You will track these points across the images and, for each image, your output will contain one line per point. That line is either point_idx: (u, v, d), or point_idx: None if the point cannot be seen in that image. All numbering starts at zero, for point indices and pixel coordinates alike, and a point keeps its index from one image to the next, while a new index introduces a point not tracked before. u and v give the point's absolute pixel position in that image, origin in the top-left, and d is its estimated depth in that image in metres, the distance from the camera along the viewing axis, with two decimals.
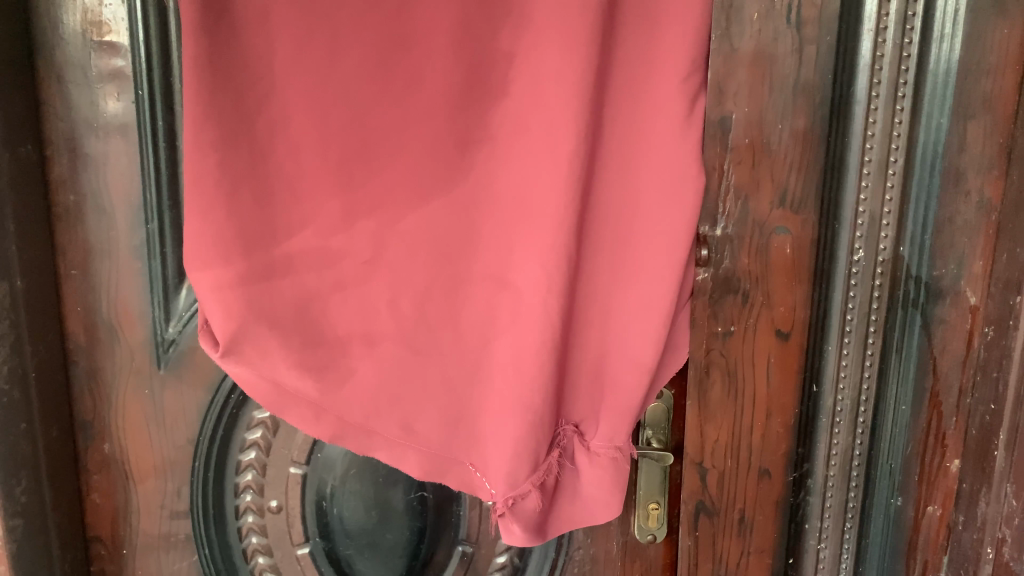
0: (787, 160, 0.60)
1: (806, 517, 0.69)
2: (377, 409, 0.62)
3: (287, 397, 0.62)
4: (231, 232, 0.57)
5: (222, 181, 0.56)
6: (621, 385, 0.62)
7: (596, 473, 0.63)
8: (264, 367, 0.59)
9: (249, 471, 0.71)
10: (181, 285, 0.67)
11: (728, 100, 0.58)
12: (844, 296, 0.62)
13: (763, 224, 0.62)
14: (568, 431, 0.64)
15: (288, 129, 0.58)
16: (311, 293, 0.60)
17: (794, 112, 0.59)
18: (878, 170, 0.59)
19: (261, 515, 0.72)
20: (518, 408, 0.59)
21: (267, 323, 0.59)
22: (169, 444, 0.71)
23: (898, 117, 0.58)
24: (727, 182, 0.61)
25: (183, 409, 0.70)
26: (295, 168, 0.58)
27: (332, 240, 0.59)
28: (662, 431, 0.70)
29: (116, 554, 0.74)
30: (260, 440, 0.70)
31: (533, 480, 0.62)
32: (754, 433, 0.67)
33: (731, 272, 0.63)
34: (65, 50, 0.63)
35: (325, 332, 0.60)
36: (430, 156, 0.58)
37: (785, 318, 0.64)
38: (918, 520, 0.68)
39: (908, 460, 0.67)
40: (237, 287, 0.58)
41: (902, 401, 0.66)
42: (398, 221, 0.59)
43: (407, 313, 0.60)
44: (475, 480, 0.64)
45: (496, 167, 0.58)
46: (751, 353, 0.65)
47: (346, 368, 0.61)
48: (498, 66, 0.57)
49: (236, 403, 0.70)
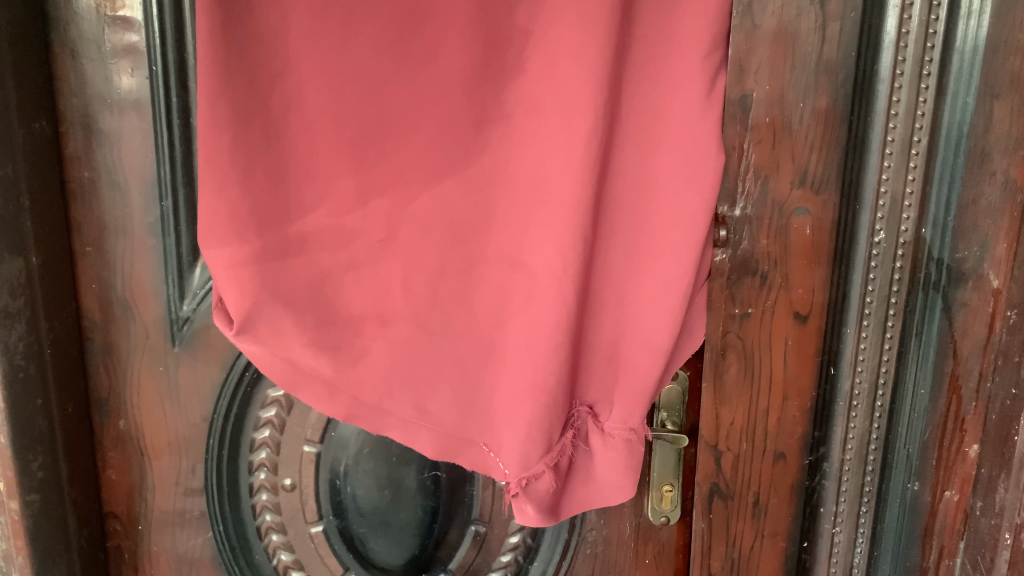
0: (807, 140, 0.60)
1: (821, 501, 0.68)
2: (391, 389, 0.61)
3: (302, 376, 0.62)
4: (245, 209, 0.57)
5: (236, 159, 0.56)
6: (636, 366, 0.61)
7: (610, 455, 0.63)
8: (278, 346, 0.59)
9: (263, 450, 0.71)
10: (195, 263, 0.67)
11: (749, 79, 0.57)
12: (864, 279, 0.61)
13: (782, 206, 0.61)
14: (582, 413, 0.63)
15: (303, 107, 0.57)
16: (325, 272, 0.59)
17: (815, 90, 0.58)
18: (901, 150, 0.58)
19: (274, 493, 0.72)
20: (533, 388, 0.59)
21: (281, 302, 0.58)
22: (183, 421, 0.71)
23: (923, 96, 0.57)
24: (746, 163, 0.60)
25: (197, 387, 0.70)
26: (310, 145, 0.58)
27: (347, 219, 0.59)
28: (676, 413, 0.69)
29: (132, 530, 0.74)
30: (274, 418, 0.71)
31: (546, 461, 0.61)
32: (770, 417, 0.66)
33: (749, 253, 0.62)
34: (79, 26, 0.63)
35: (339, 310, 0.60)
36: (446, 134, 0.57)
37: (803, 300, 0.63)
38: (934, 505, 0.67)
39: (926, 445, 0.66)
40: (252, 265, 0.57)
41: (921, 385, 0.65)
42: (414, 199, 0.59)
43: (421, 293, 0.60)
44: (489, 461, 0.64)
45: (512, 145, 0.58)
46: (768, 336, 0.64)
47: (359, 347, 0.61)
48: (516, 43, 0.56)
49: (250, 381, 0.70)
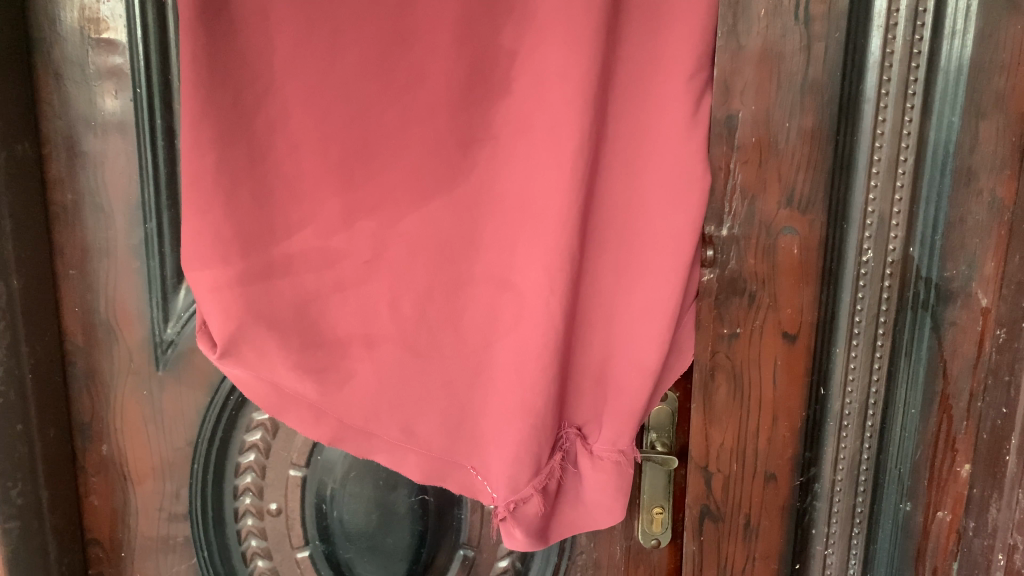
0: (793, 160, 0.59)
1: (813, 523, 0.68)
2: (377, 411, 0.61)
3: (287, 401, 0.61)
4: (229, 231, 0.56)
5: (221, 181, 0.55)
6: (625, 388, 0.61)
7: (600, 477, 0.62)
8: (263, 369, 0.59)
9: (248, 474, 0.70)
10: (179, 286, 0.66)
11: (735, 98, 0.57)
12: (852, 298, 0.61)
13: (769, 226, 0.61)
14: (570, 435, 0.63)
15: (288, 128, 0.57)
16: (312, 294, 0.59)
17: (802, 110, 0.58)
18: (887, 170, 0.58)
19: (260, 518, 0.71)
20: (521, 411, 0.58)
21: (266, 324, 0.58)
22: (167, 445, 0.70)
23: (909, 116, 0.57)
24: (733, 183, 0.59)
25: (181, 410, 0.69)
26: (296, 166, 0.57)
27: (332, 241, 0.58)
28: (667, 434, 0.69)
29: (114, 557, 0.73)
30: (259, 441, 0.69)
31: (534, 484, 0.61)
32: (760, 437, 0.65)
33: (736, 273, 0.62)
34: (63, 47, 0.63)
35: (325, 333, 0.60)
36: (432, 155, 0.57)
37: (792, 320, 0.63)
38: (927, 527, 0.67)
39: (918, 465, 0.66)
40: (237, 287, 0.57)
41: (911, 405, 0.64)
42: (400, 220, 0.58)
43: (408, 314, 0.59)
44: (477, 484, 0.63)
45: (499, 167, 0.58)
46: (757, 356, 0.63)
47: (345, 370, 0.60)
48: (502, 64, 0.56)
49: (235, 404, 0.69)
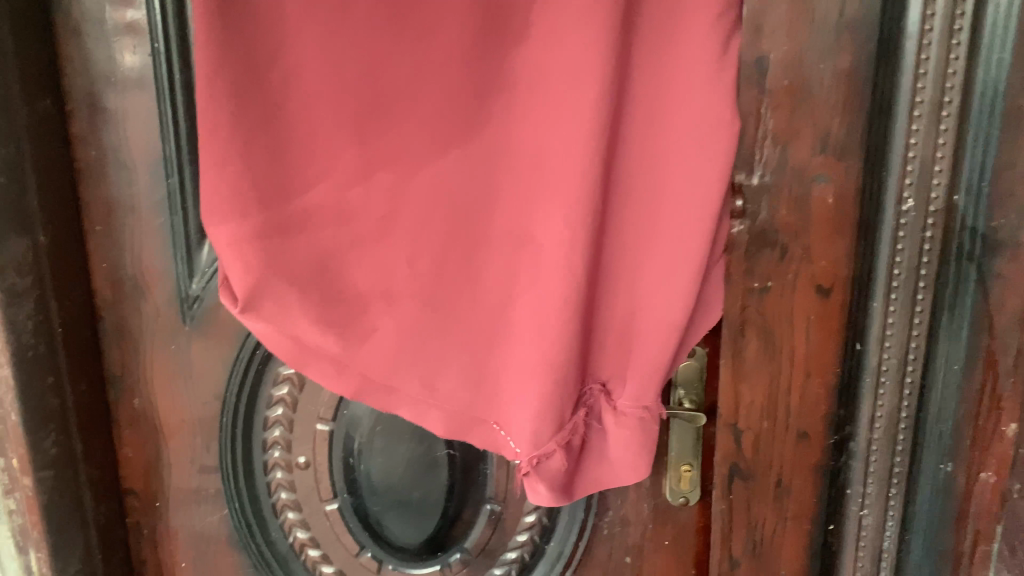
0: (828, 104, 0.57)
1: (848, 482, 0.65)
2: (399, 366, 0.61)
3: (308, 355, 0.61)
4: (246, 186, 0.56)
5: (237, 135, 0.55)
6: (648, 343, 0.59)
7: (623, 433, 0.61)
8: (285, 323, 0.59)
9: (276, 427, 0.71)
10: (203, 242, 0.66)
11: (765, 40, 0.55)
12: (891, 250, 0.58)
13: (802, 174, 0.58)
14: (594, 391, 0.62)
15: (302, 81, 0.56)
16: (331, 249, 0.59)
17: (837, 52, 0.56)
18: (930, 113, 0.54)
19: (289, 470, 0.72)
20: (541, 367, 0.58)
21: (286, 278, 0.58)
22: (197, 399, 0.72)
23: (954, 53, 0.53)
24: (763, 129, 0.57)
25: (209, 364, 0.70)
26: (311, 120, 0.57)
27: (349, 195, 0.58)
28: (695, 391, 0.67)
29: (150, 506, 0.75)
30: (286, 395, 0.70)
31: (557, 440, 0.60)
32: (792, 394, 0.63)
33: (767, 224, 0.59)
34: (81, 4, 0.63)
35: (345, 288, 0.59)
36: (450, 106, 0.56)
37: (826, 273, 0.60)
38: (970, 488, 0.63)
39: (960, 424, 0.62)
40: (255, 242, 0.57)
41: (954, 361, 0.61)
42: (417, 174, 0.57)
43: (426, 268, 0.59)
44: (499, 440, 0.62)
45: (517, 116, 0.56)
46: (789, 312, 0.61)
47: (366, 325, 0.60)
48: (519, 10, 0.54)
49: (261, 359, 0.69)
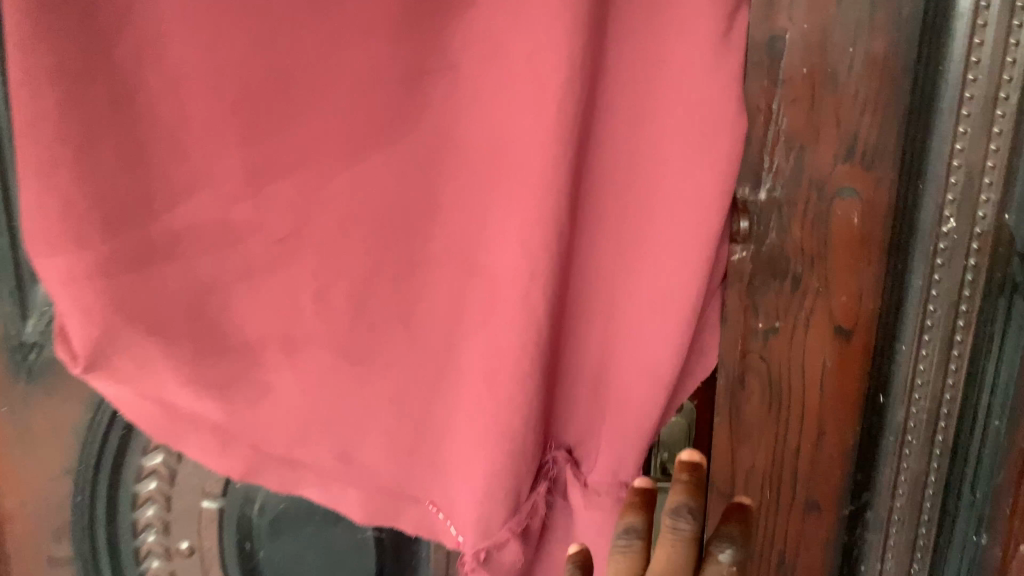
0: (857, 97, 0.44)
1: (862, 558, 0.54)
2: (305, 434, 0.47)
3: (181, 422, 0.46)
4: (85, 201, 0.41)
5: (67, 130, 0.40)
6: (629, 402, 0.46)
7: (595, 518, 0.48)
8: (148, 384, 0.45)
9: (149, 508, 0.58)
10: (34, 274, 0.52)
11: (781, 14, 0.42)
12: (926, 283, 0.47)
13: (822, 186, 0.46)
14: (558, 459, 0.49)
15: (165, 55, 0.41)
16: (210, 283, 0.44)
17: (871, 30, 0.42)
18: (982, 113, 0.43)
19: (167, 558, 0.60)
20: (492, 438, 0.44)
21: (146, 327, 0.44)
22: (41, 475, 0.57)
23: (1015, 38, 0.42)
24: (775, 130, 0.45)
25: (55, 432, 0.56)
26: (177, 110, 0.42)
27: (234, 211, 0.43)
28: (682, 454, 0.54)
29: None
30: (160, 470, 0.57)
31: (511, 528, 0.46)
32: (801, 457, 0.51)
33: (776, 250, 0.47)
34: None
35: (230, 335, 0.45)
36: (367, 94, 0.41)
37: (847, 310, 0.48)
38: (1007, 565, 0.49)
39: (1000, 490, 0.49)
40: (98, 279, 0.42)
41: (995, 412, 0.49)
42: (327, 183, 0.43)
43: (341, 310, 0.44)
44: (435, 525, 0.49)
45: (459, 107, 0.42)
46: (800, 357, 0.49)
47: (260, 382, 0.46)
48: None
49: (124, 428, 0.56)
